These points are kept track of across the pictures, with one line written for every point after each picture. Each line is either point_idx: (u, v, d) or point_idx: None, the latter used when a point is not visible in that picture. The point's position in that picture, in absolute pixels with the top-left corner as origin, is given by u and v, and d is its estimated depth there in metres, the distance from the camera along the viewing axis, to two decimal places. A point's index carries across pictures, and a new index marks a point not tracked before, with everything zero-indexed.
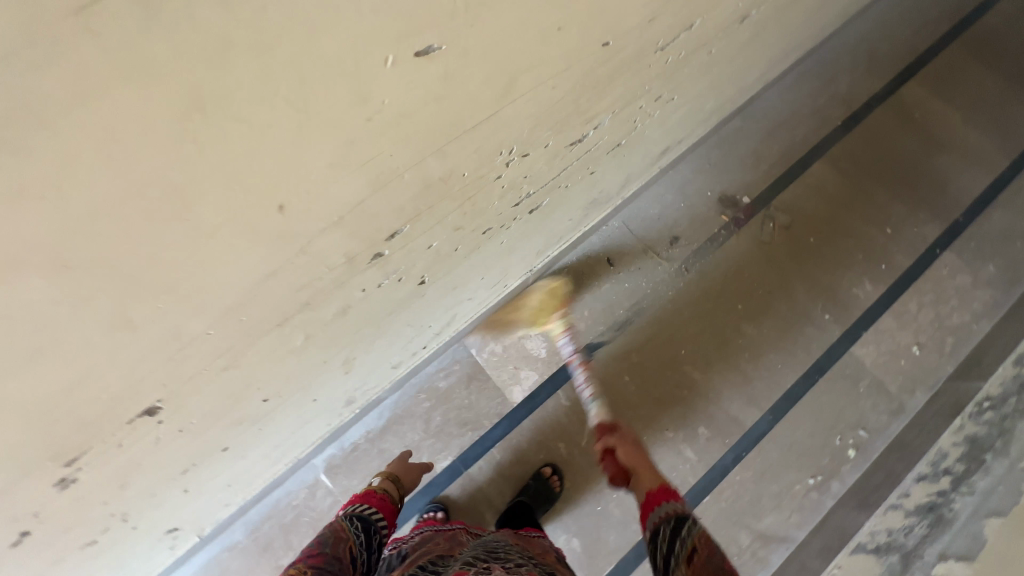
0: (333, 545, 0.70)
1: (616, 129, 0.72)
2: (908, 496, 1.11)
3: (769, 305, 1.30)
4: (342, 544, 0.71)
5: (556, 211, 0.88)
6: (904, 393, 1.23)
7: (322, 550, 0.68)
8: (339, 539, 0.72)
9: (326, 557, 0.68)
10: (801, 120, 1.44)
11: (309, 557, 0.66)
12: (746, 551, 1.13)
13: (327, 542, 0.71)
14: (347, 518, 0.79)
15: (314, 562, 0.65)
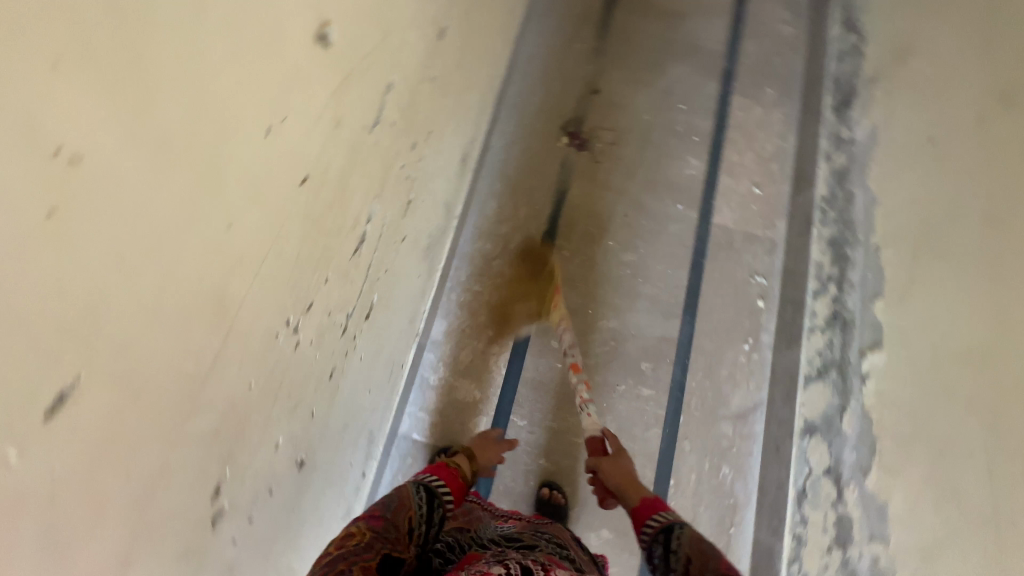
0: (395, 510, 0.59)
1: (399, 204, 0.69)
2: (816, 316, 1.19)
3: (632, 226, 1.36)
4: (404, 512, 0.60)
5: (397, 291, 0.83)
6: (768, 231, 1.37)
7: (382, 513, 0.58)
8: (401, 506, 0.61)
9: (386, 522, 0.58)
10: (563, 53, 1.49)
11: (369, 517, 0.57)
12: (734, 437, 1.22)
13: (389, 505, 0.61)
14: (414, 485, 0.67)
15: (373, 524, 0.56)
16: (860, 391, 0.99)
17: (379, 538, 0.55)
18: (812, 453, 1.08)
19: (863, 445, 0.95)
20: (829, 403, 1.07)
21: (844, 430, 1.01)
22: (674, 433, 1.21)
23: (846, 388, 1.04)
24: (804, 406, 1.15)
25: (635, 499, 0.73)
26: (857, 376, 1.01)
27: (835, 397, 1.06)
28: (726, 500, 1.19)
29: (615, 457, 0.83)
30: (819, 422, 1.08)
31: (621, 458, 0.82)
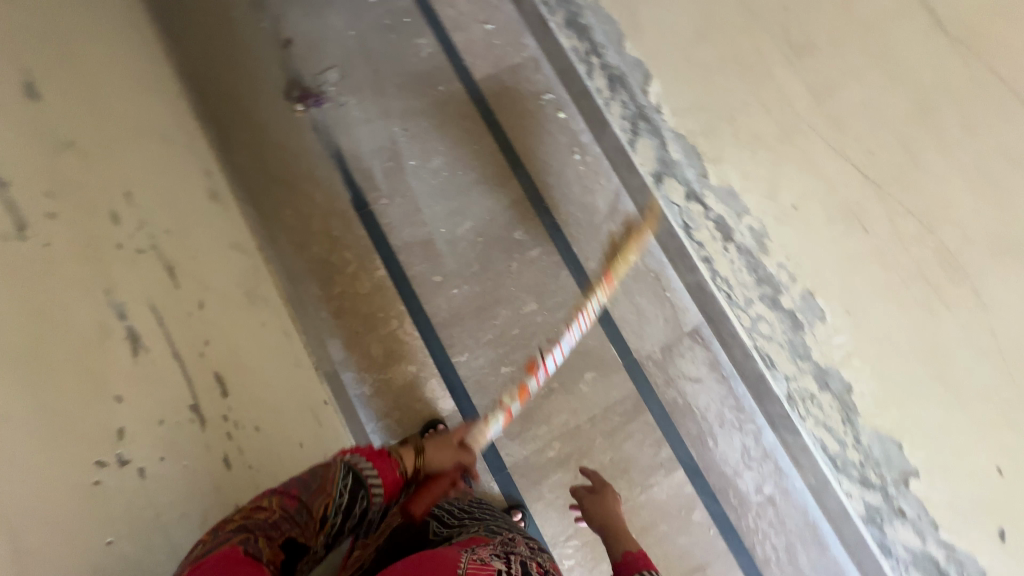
0: (312, 491, 0.62)
1: (175, 328, 0.69)
2: (602, 89, 1.23)
3: (418, 135, 1.33)
4: (320, 498, 0.62)
5: (251, 363, 0.80)
6: (522, 52, 1.39)
7: (300, 493, 0.61)
8: (319, 489, 0.62)
9: (299, 501, 0.61)
10: (231, 31, 1.34)
11: (284, 494, 0.61)
12: (622, 230, 1.31)
13: (310, 485, 0.63)
14: (347, 469, 0.65)
15: (286, 501, 0.60)
16: (662, 124, 1.06)
17: (287, 520, 0.59)
18: (673, 192, 1.16)
19: (693, 159, 1.03)
20: (655, 148, 1.14)
21: (674, 160, 1.09)
22: (577, 263, 1.29)
23: (655, 127, 1.09)
24: (641, 165, 1.22)
25: (628, 545, 0.73)
26: (653, 109, 1.07)
27: (653, 142, 1.13)
28: (653, 280, 1.29)
29: (598, 500, 0.90)
30: (656, 166, 1.17)
31: (606, 499, 0.90)
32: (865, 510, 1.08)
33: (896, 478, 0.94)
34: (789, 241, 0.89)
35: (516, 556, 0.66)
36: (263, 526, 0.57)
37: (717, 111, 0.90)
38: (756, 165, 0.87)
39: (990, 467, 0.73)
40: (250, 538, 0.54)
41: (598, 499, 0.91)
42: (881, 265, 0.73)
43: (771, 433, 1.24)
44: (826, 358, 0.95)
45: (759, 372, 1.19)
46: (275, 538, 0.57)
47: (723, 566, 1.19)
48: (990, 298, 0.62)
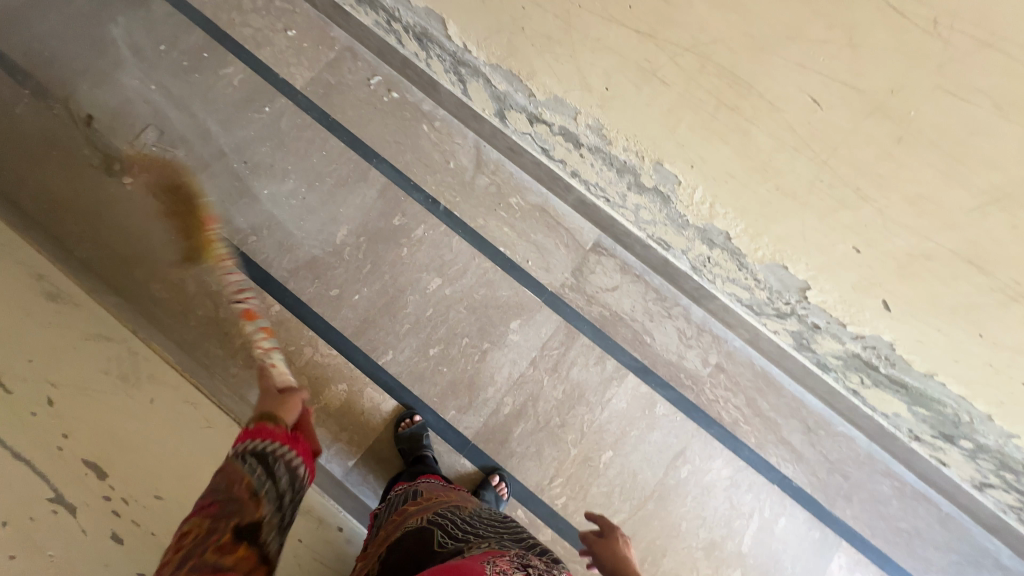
0: (229, 489, 0.62)
1: (25, 433, 0.70)
2: (417, 52, 1.22)
3: (262, 161, 1.28)
4: (241, 488, 0.63)
5: (143, 435, 0.79)
6: (334, 45, 1.36)
7: (216, 498, 0.60)
8: (234, 484, 0.63)
9: (223, 502, 0.61)
10: (20, 130, 1.24)
11: (202, 508, 0.59)
12: (496, 178, 1.32)
13: (220, 485, 0.62)
14: (245, 460, 0.66)
15: (210, 511, 0.59)
16: (479, 63, 1.06)
17: (222, 519, 0.59)
18: (519, 123, 1.16)
19: (516, 83, 1.03)
20: (484, 87, 1.13)
21: (504, 92, 1.09)
22: (464, 225, 1.29)
23: (474, 67, 1.09)
24: (483, 110, 1.22)
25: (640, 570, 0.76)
26: (463, 50, 1.06)
27: (481, 83, 1.13)
28: (541, 213, 1.32)
29: (609, 541, 0.83)
30: (496, 106, 1.17)
31: (617, 542, 0.83)
32: (793, 340, 1.14)
33: (798, 299, 0.99)
34: (620, 123, 0.91)
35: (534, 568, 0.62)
36: (202, 541, 0.56)
37: (509, 26, 0.91)
38: (562, 64, 0.89)
39: (847, 250, 0.79)
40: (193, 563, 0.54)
41: (608, 544, 0.82)
42: (689, 109, 0.77)
43: (698, 308, 1.30)
44: (699, 217, 0.98)
45: (662, 257, 1.23)
46: (223, 541, 0.57)
47: (700, 444, 1.23)
48: (773, 97, 0.65)
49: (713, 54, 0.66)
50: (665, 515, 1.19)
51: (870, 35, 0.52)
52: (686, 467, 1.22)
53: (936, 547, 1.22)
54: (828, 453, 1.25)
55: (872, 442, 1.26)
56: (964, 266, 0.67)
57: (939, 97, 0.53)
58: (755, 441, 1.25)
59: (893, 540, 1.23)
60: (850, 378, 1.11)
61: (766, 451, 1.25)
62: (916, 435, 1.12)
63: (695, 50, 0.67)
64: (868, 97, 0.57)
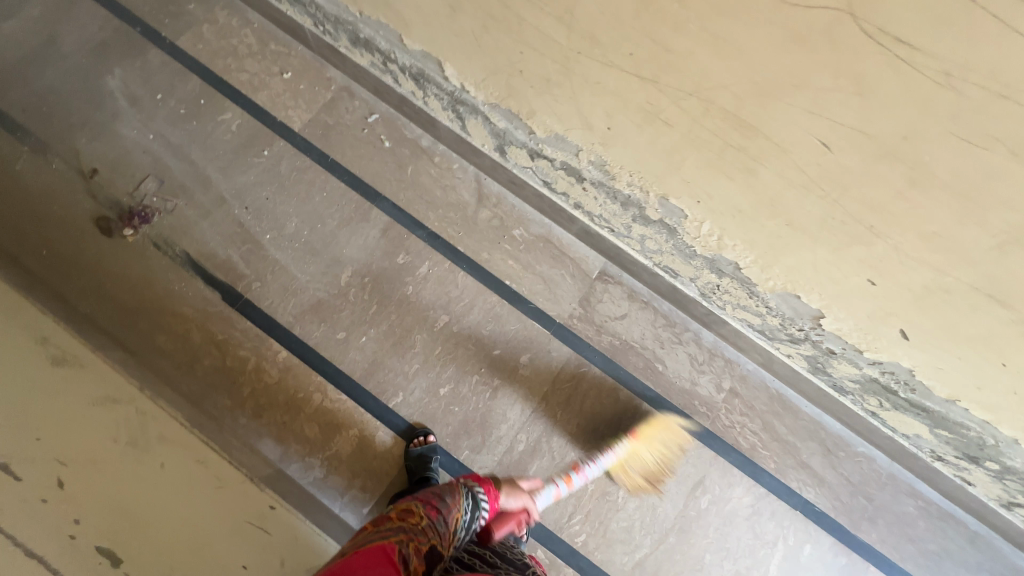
0: (432, 514, 0.81)
1: (36, 523, 0.69)
2: (414, 91, 1.22)
3: (263, 206, 1.28)
4: (442, 519, 0.82)
5: (152, 503, 0.78)
6: (331, 86, 1.36)
7: (427, 509, 0.82)
8: (441, 501, 0.85)
9: (423, 517, 0.80)
10: (22, 187, 1.24)
11: (409, 512, 0.80)
12: (498, 211, 1.32)
13: (432, 505, 0.83)
14: (466, 498, 0.88)
15: (429, 515, 0.81)
16: (477, 103, 1.06)
17: (430, 531, 0.78)
18: (519, 158, 1.16)
19: (516, 121, 1.03)
20: (483, 124, 1.13)
21: (503, 129, 1.09)
22: (468, 260, 1.29)
23: (472, 105, 1.09)
24: (482, 145, 1.22)
25: None
26: (461, 90, 1.06)
27: (480, 121, 1.13)
28: (545, 244, 1.31)
29: None
30: (495, 142, 1.16)
31: None
32: (808, 364, 1.12)
33: (812, 326, 0.97)
34: (623, 159, 0.91)
35: None
36: (410, 532, 0.76)
37: (506, 69, 0.90)
38: (562, 104, 0.88)
39: (862, 282, 0.78)
40: (405, 544, 0.73)
41: None
42: (694, 148, 0.76)
43: (709, 332, 1.28)
44: (707, 249, 0.97)
45: (670, 285, 1.22)
46: (422, 543, 0.75)
47: (719, 472, 1.21)
48: (780, 139, 0.64)
49: (717, 98, 0.65)
50: (687, 548, 1.17)
51: (879, 83, 0.51)
52: (706, 496, 1.20)
53: (967, 568, 1.19)
54: (850, 476, 1.23)
55: (893, 462, 1.24)
56: (985, 299, 0.66)
57: (953, 142, 0.52)
58: (774, 467, 1.23)
59: (922, 563, 1.20)
60: (868, 401, 1.09)
61: (786, 476, 1.22)
62: (940, 456, 1.10)
63: (699, 94, 0.67)
64: (880, 140, 0.56)
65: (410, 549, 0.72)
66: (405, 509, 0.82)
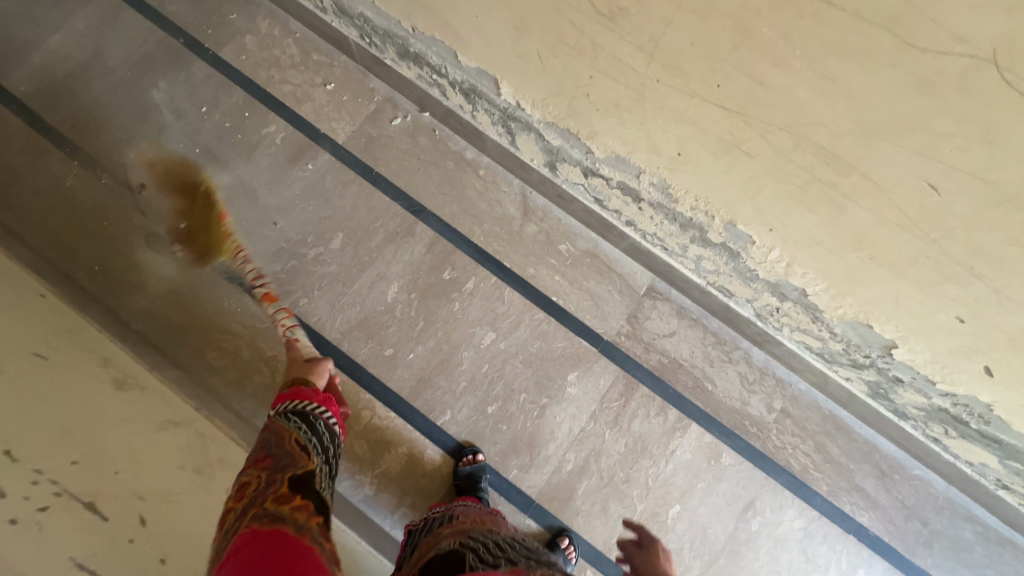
0: (277, 445, 0.78)
1: (119, 559, 0.69)
2: (461, 105, 1.19)
3: (309, 220, 1.27)
4: (286, 439, 0.80)
5: None
6: (374, 98, 1.35)
7: (268, 453, 0.76)
8: (281, 437, 0.80)
9: (276, 455, 0.76)
10: (73, 202, 1.25)
11: (257, 463, 0.73)
12: (545, 226, 1.30)
13: (271, 442, 0.79)
14: (286, 416, 0.86)
15: (262, 464, 0.73)
16: (532, 120, 1.04)
17: (272, 473, 0.71)
18: (571, 175, 1.13)
19: (573, 141, 1.00)
20: (536, 140, 1.10)
21: (558, 146, 1.07)
22: (514, 276, 1.27)
23: (526, 122, 1.06)
24: (532, 160, 1.20)
25: None
26: (516, 108, 1.04)
27: (532, 137, 1.10)
28: (592, 259, 1.29)
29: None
30: (547, 158, 1.14)
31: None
32: (868, 388, 1.09)
33: (881, 355, 0.94)
34: (689, 184, 0.88)
35: None
36: (259, 489, 0.68)
37: (571, 91, 0.88)
38: (628, 128, 0.86)
39: (950, 318, 0.74)
40: (255, 505, 0.64)
41: (647, 554, 0.89)
42: (776, 180, 0.73)
43: (759, 351, 1.25)
44: (772, 274, 0.94)
45: (722, 303, 1.19)
46: (281, 489, 0.68)
47: (770, 494, 1.19)
48: (880, 179, 0.61)
49: (812, 135, 0.63)
50: (738, 570, 1.15)
51: (1009, 132, 0.49)
52: (758, 519, 1.18)
53: None
54: (905, 499, 1.20)
55: (950, 485, 1.20)
56: None
57: None
58: (827, 489, 1.20)
59: None
60: (932, 428, 1.06)
61: (839, 499, 1.20)
62: (1006, 484, 1.06)
63: (791, 129, 0.64)
64: (1000, 188, 0.53)
65: (264, 511, 0.63)
66: (241, 484, 0.71)
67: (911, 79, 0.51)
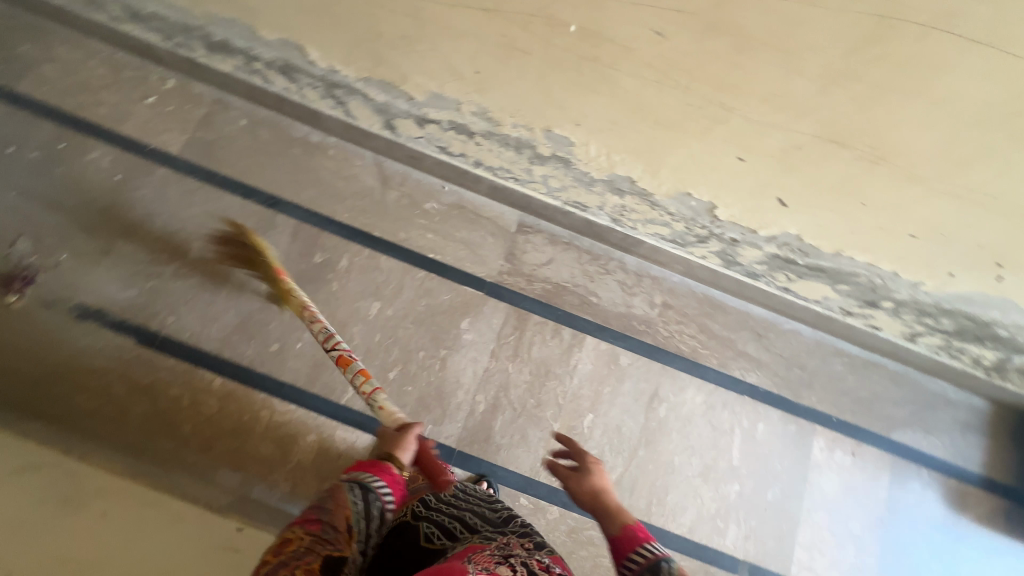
0: (331, 514, 0.71)
1: None
2: (288, 86, 1.19)
3: (158, 236, 1.21)
4: (339, 513, 0.71)
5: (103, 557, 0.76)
6: (202, 102, 1.31)
7: (320, 517, 0.70)
8: (338, 505, 0.72)
9: (324, 524, 0.69)
10: None
11: (305, 524, 0.69)
12: (406, 189, 1.32)
13: (326, 507, 0.71)
14: (353, 489, 0.71)
15: (309, 529, 0.68)
16: (353, 81, 1.06)
17: (315, 540, 0.67)
18: (409, 130, 1.17)
19: (393, 91, 1.04)
20: (365, 102, 1.13)
21: (385, 102, 1.09)
22: (387, 243, 1.29)
23: (348, 86, 1.08)
24: (371, 126, 1.21)
25: (619, 527, 0.69)
26: (332, 72, 1.05)
27: (360, 100, 1.12)
28: (460, 211, 1.33)
29: (587, 471, 0.78)
30: (382, 119, 1.16)
31: (591, 476, 0.78)
32: (721, 259, 1.21)
33: (711, 221, 1.05)
34: (500, 103, 0.94)
35: (518, 559, 0.63)
36: (298, 556, 0.64)
37: (366, 36, 0.90)
38: (428, 60, 0.90)
39: (734, 161, 0.85)
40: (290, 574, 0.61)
41: (580, 479, 0.77)
42: (557, 71, 0.80)
43: (631, 257, 1.35)
44: (601, 171, 1.03)
45: (583, 219, 1.27)
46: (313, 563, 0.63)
47: (669, 380, 1.29)
48: (622, 39, 0.69)
49: (559, 14, 0.69)
50: (658, 456, 1.24)
51: None
52: (664, 405, 1.27)
53: (893, 403, 1.35)
54: (782, 352, 1.35)
55: (815, 330, 1.36)
56: (829, 146, 0.74)
57: (757, 2, 0.57)
58: (716, 362, 1.32)
59: (858, 410, 1.34)
60: (778, 278, 1.19)
61: (729, 367, 1.32)
62: (847, 311, 1.22)
63: (541, 14, 0.70)
64: (701, 16, 0.62)
65: None
66: (284, 539, 0.67)
67: None
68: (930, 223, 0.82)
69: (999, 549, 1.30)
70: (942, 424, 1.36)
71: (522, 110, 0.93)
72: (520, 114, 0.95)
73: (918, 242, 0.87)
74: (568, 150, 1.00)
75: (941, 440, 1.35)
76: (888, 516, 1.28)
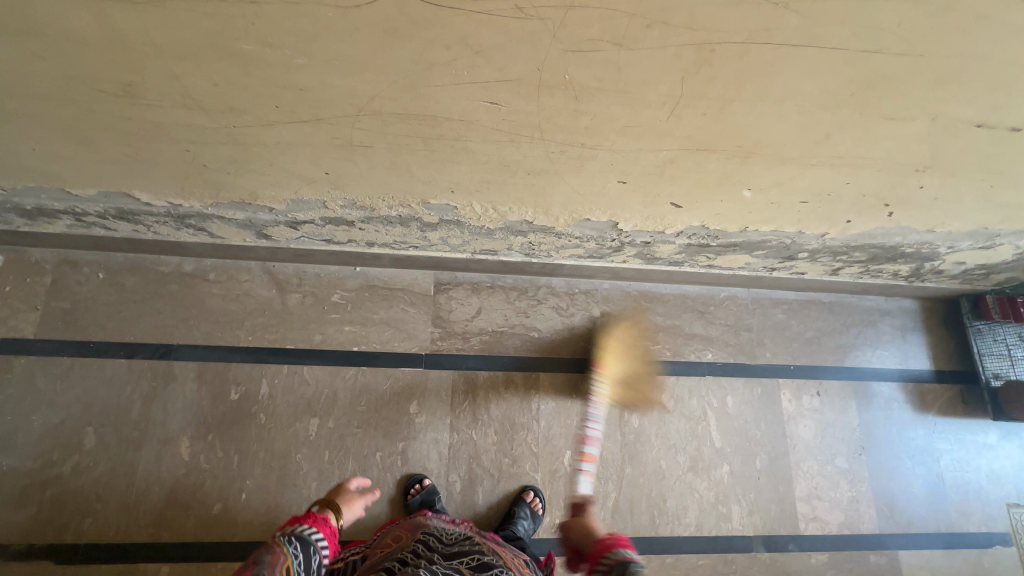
0: (269, 566, 0.63)
1: None
2: (135, 228, 1.06)
3: (41, 437, 1.06)
4: (279, 565, 0.64)
5: None
6: (44, 269, 1.15)
7: (256, 565, 0.63)
8: (277, 558, 0.65)
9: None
10: None
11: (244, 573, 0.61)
12: (307, 287, 1.23)
13: (265, 564, 0.63)
14: (287, 542, 0.68)
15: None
16: (203, 208, 0.95)
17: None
18: (285, 234, 1.07)
19: (248, 207, 0.94)
20: (225, 223, 1.02)
21: (246, 217, 0.99)
22: (305, 352, 1.19)
23: (198, 213, 0.97)
24: (244, 240, 1.11)
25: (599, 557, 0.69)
26: (174, 207, 0.94)
27: (219, 221, 1.01)
28: (371, 291, 1.25)
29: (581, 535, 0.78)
30: (252, 231, 1.06)
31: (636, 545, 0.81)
32: (641, 260, 1.20)
33: (618, 234, 1.03)
34: (365, 192, 0.87)
35: None
36: None
37: (191, 169, 0.80)
38: (269, 174, 0.81)
39: (616, 184, 0.82)
40: None
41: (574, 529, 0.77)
42: (407, 154, 0.73)
43: (557, 278, 1.32)
44: (494, 221, 0.98)
45: (498, 261, 1.22)
46: None
47: None
48: (458, 115, 0.64)
49: (383, 108, 0.63)
50: (645, 466, 1.22)
51: (480, 34, 0.50)
52: (635, 414, 1.25)
53: (838, 332, 1.40)
54: (727, 320, 1.36)
55: (750, 288, 1.39)
56: (699, 153, 0.72)
57: (576, 56, 0.53)
58: (671, 353, 1.32)
59: (809, 351, 1.38)
60: (699, 260, 1.19)
61: (683, 353, 1.32)
62: (772, 268, 1.24)
63: (364, 112, 0.63)
64: (526, 79, 0.57)
65: None
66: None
67: (380, 29, 0.50)
68: (816, 188, 0.82)
69: (967, 432, 1.38)
70: (885, 336, 1.42)
71: (391, 193, 0.87)
72: (390, 196, 0.88)
73: (810, 205, 0.88)
74: (454, 213, 0.94)
75: (889, 351, 1.41)
76: (868, 440, 1.32)
